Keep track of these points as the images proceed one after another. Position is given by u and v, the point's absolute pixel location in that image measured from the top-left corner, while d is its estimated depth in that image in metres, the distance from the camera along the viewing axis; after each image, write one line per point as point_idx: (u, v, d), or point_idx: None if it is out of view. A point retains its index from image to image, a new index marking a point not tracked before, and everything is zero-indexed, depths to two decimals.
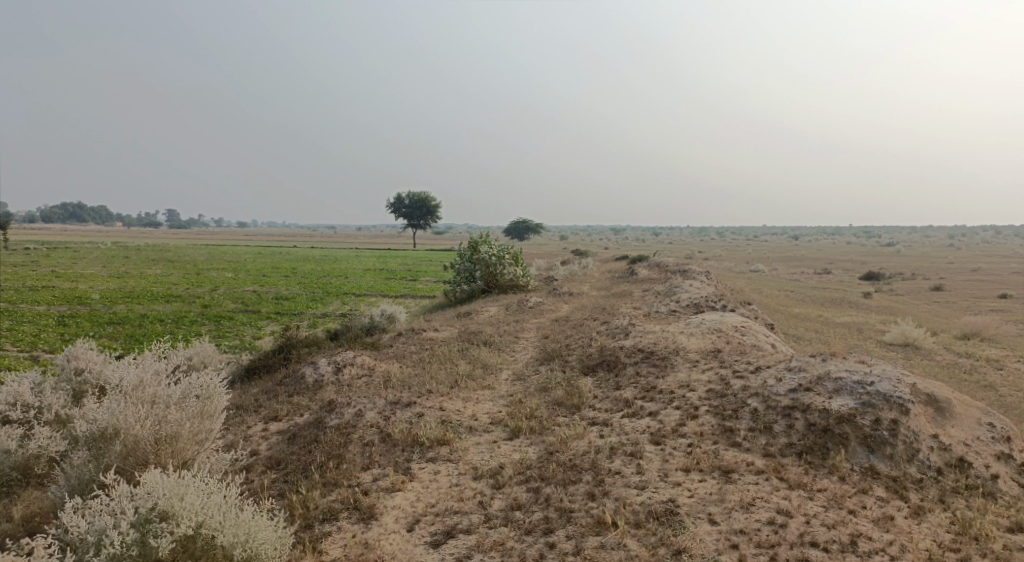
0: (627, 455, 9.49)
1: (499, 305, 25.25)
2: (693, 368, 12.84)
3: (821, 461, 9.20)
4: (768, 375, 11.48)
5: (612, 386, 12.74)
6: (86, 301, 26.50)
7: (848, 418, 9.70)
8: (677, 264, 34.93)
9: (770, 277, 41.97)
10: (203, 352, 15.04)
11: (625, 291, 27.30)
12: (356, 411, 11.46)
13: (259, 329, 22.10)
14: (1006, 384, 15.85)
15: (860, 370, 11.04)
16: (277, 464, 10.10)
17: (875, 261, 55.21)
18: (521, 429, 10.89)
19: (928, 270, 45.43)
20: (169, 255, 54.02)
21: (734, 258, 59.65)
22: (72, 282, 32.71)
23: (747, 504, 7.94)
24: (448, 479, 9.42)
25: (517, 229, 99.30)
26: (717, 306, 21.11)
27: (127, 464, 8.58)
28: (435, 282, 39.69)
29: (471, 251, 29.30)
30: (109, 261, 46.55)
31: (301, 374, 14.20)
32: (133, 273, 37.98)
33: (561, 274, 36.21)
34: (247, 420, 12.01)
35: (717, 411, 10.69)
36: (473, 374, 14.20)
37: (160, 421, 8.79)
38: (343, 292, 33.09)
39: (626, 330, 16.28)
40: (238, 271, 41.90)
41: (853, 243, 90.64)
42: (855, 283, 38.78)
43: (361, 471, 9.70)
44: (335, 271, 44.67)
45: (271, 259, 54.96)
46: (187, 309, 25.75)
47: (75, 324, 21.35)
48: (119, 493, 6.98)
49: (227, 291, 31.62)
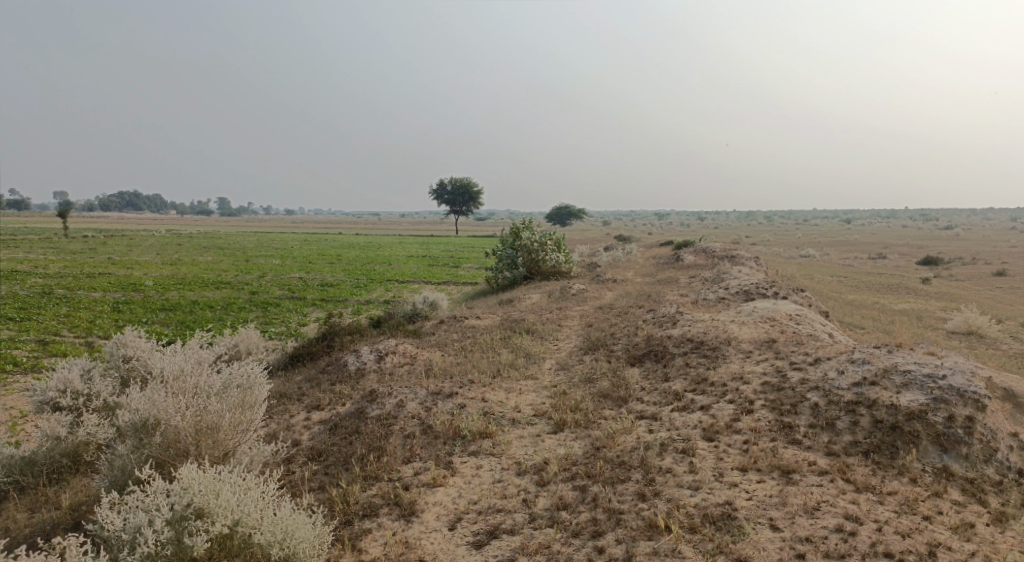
0: (679, 452, 9.02)
1: (541, 292, 24.86)
2: (747, 359, 12.22)
3: (889, 461, 8.55)
4: (828, 368, 10.80)
5: (660, 377, 12.22)
6: (139, 287, 27.04)
7: (918, 415, 8.99)
8: (724, 249, 33.93)
9: (821, 263, 40.52)
10: (247, 340, 15.05)
11: (671, 277, 26.58)
12: (397, 401, 11.24)
13: (304, 316, 22.20)
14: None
15: (929, 362, 10.26)
16: (318, 456, 9.94)
17: (932, 245, 52.99)
18: (566, 422, 10.49)
19: (990, 255, 43.33)
20: (219, 242, 55.13)
21: (782, 243, 57.92)
22: (127, 269, 33.54)
23: (811, 509, 7.42)
24: (491, 475, 9.11)
25: (559, 215, 98.60)
26: (768, 293, 20.27)
27: (167, 456, 8.50)
28: (478, 269, 39.41)
29: (514, 238, 28.90)
30: (164, 248, 47.77)
31: (343, 362, 14.07)
32: (185, 260, 38.77)
33: (604, 260, 35.61)
34: (290, 409, 11.92)
35: (774, 405, 10.09)
36: (516, 364, 13.85)
37: (200, 412, 8.65)
38: (387, 278, 33.09)
39: (673, 318, 15.67)
40: (285, 257, 42.47)
41: (909, 226, 87.17)
42: (911, 269, 37.07)
43: (402, 464, 9.48)
44: (379, 258, 44.92)
45: (317, 245, 55.63)
46: (235, 295, 26.07)
47: (129, 310, 21.74)
48: (155, 490, 6.88)
49: (274, 278, 31.94)
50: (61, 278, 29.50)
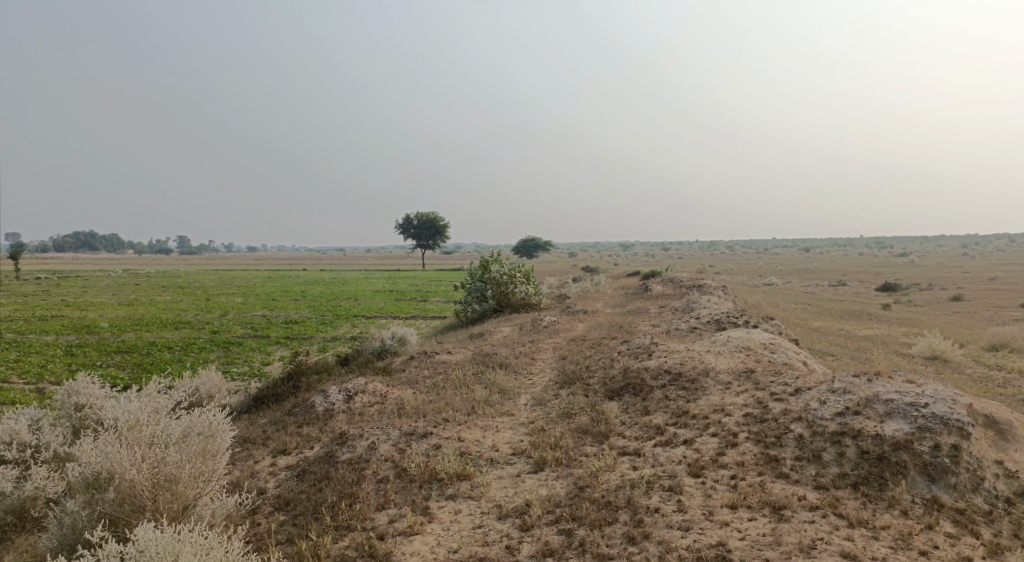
0: (666, 490, 8.76)
1: (512, 325, 24.50)
2: (726, 390, 12.02)
3: (878, 493, 8.38)
4: (810, 397, 10.64)
5: (640, 411, 11.95)
6: (94, 329, 25.95)
7: (904, 444, 8.85)
8: (691, 279, 34.10)
9: (785, 291, 41.03)
10: (208, 383, 14.36)
11: (641, 308, 26.52)
12: (369, 444, 10.73)
13: (268, 355, 21.46)
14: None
15: (910, 390, 10.17)
16: (286, 505, 9.38)
17: (889, 271, 54.19)
18: (546, 461, 10.11)
19: (945, 280, 44.39)
20: (179, 282, 53.70)
21: (746, 272, 58.68)
22: (81, 310, 32.30)
23: (807, 547, 7.36)
24: (471, 520, 8.68)
25: (526, 247, 98.91)
26: (739, 322, 20.25)
27: (121, 513, 7.88)
28: (446, 303, 38.91)
29: (482, 271, 28.59)
30: (120, 288, 46.20)
31: (311, 403, 13.48)
32: (143, 300, 37.51)
33: (573, 292, 35.49)
34: (255, 454, 11.31)
35: (758, 438, 9.88)
36: (490, 400, 13.45)
37: (157, 463, 8.06)
38: (353, 314, 32.42)
39: (648, 349, 15.47)
40: (248, 295, 41.42)
41: (865, 254, 89.35)
42: (873, 295, 37.71)
43: (376, 511, 8.97)
44: (345, 293, 44.16)
45: (281, 282, 54.53)
46: (196, 335, 25.15)
47: (82, 354, 20.76)
48: (107, 553, 6.35)
49: (236, 317, 31.02)
50: (11, 321, 28.21)
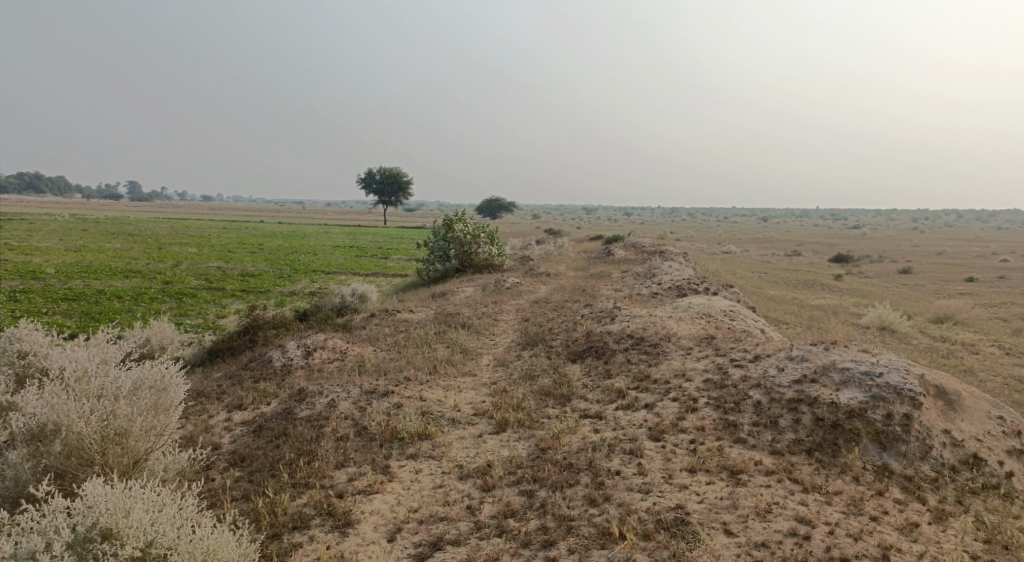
0: (627, 453, 8.86)
1: (475, 285, 24.36)
2: (687, 356, 12.15)
3: (831, 459, 8.61)
4: (768, 365, 10.82)
5: (602, 374, 12.01)
6: (39, 275, 24.90)
7: (858, 412, 9.08)
8: (653, 244, 34.31)
9: (742, 259, 41.71)
10: (161, 334, 13.90)
11: (604, 272, 26.62)
12: (328, 401, 10.55)
13: (224, 308, 20.90)
14: (985, 367, 15.47)
15: (865, 360, 10.41)
16: (242, 461, 9.19)
17: (843, 243, 55.44)
18: (508, 422, 10.09)
19: (895, 253, 45.68)
20: (130, 229, 51.85)
21: (705, 239, 59.46)
22: (26, 255, 30.91)
23: (763, 511, 7.57)
24: (431, 479, 8.63)
25: (489, 208, 98.31)
26: (699, 289, 20.48)
27: (68, 466, 7.58)
28: (407, 261, 38.46)
29: (445, 230, 28.23)
30: (67, 233, 44.32)
31: (268, 357, 13.20)
32: (92, 247, 36.15)
33: (536, 254, 35.42)
34: (209, 409, 11.04)
35: (717, 403, 10.03)
36: (452, 360, 13.35)
37: (107, 417, 7.77)
38: (312, 269, 31.80)
39: (611, 313, 15.53)
40: (203, 246, 40.23)
41: (820, 225, 91.49)
42: (826, 266, 38.59)
43: (334, 469, 8.85)
44: (304, 247, 43.29)
45: (238, 234, 53.09)
46: (147, 285, 24.34)
47: (26, 300, 19.90)
48: (53, 509, 6.11)
49: (190, 267, 30.12)
50: None
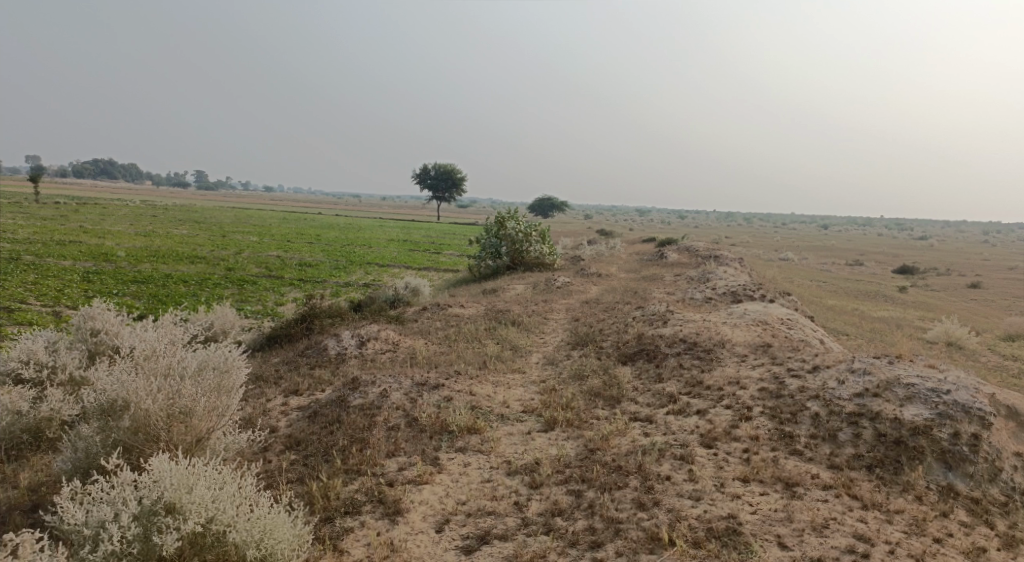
0: (677, 459, 8.75)
1: (526, 283, 24.38)
2: (742, 363, 11.89)
3: (893, 476, 8.31)
4: (827, 376, 10.49)
5: (653, 378, 11.86)
6: (111, 258, 26.07)
7: (923, 430, 8.73)
8: (708, 248, 33.66)
9: (800, 267, 40.56)
10: (223, 318, 14.38)
11: (656, 275, 26.30)
12: (381, 391, 10.72)
13: (282, 296, 21.47)
14: None
15: (932, 376, 9.99)
16: (297, 445, 9.43)
17: (908, 254, 53.33)
18: (557, 421, 10.07)
19: (965, 267, 43.70)
20: (195, 216, 53.75)
21: (761, 246, 58.11)
22: (100, 238, 32.41)
23: (819, 526, 7.36)
24: (480, 474, 8.69)
25: (542, 206, 98.30)
26: (755, 296, 20.01)
27: (136, 441, 7.92)
28: (459, 256, 38.81)
29: (498, 227, 28.35)
30: (138, 219, 46.24)
31: (323, 345, 13.51)
32: (160, 232, 37.70)
33: (588, 255, 35.25)
34: (267, 392, 11.36)
35: (772, 413, 9.79)
36: (502, 356, 13.40)
37: (173, 395, 8.05)
38: (366, 261, 32.40)
39: (664, 316, 15.32)
40: (264, 235, 41.41)
41: (884, 235, 88.17)
42: (888, 277, 37.22)
43: (385, 458, 9.00)
44: (360, 240, 44.12)
45: (297, 225, 54.44)
46: (211, 271, 25.20)
47: (99, 281, 20.85)
48: (122, 481, 6.39)
49: (252, 255, 31.07)
50: (29, 243, 28.34)
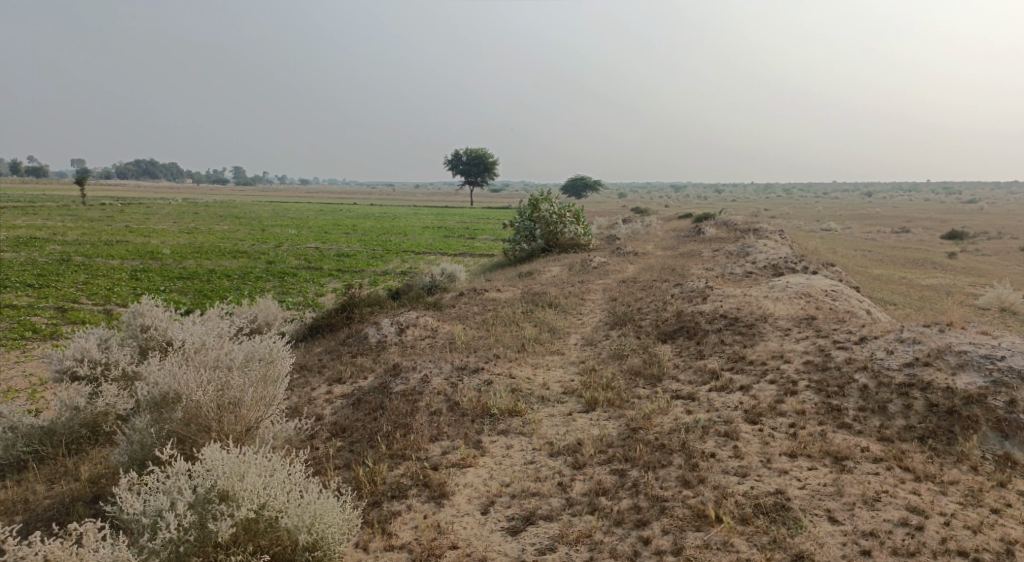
0: (722, 435, 8.66)
1: (561, 265, 24.26)
2: (785, 337, 11.66)
3: (946, 447, 8.08)
4: (875, 347, 10.22)
5: (694, 355, 11.73)
6: (157, 256, 26.78)
7: (977, 399, 8.46)
8: (747, 222, 32.94)
9: (843, 237, 39.45)
10: (266, 311, 14.65)
11: (694, 251, 25.89)
12: (422, 377, 10.83)
13: (322, 287, 21.79)
14: None
15: (985, 342, 9.65)
16: (342, 432, 9.60)
17: (957, 219, 51.35)
18: (598, 401, 10.04)
19: (1018, 229, 41.95)
20: (235, 212, 54.80)
21: (801, 217, 56.72)
22: (145, 237, 33.31)
23: (871, 500, 7.21)
24: (522, 455, 8.73)
25: (575, 187, 97.58)
26: (797, 268, 19.55)
27: (188, 432, 8.15)
28: (494, 241, 38.80)
29: (531, 209, 28.22)
30: (181, 217, 47.29)
31: (364, 334, 13.69)
32: (202, 229, 38.56)
33: (624, 233, 34.89)
34: (312, 382, 11.58)
35: (818, 386, 9.59)
36: (541, 339, 13.40)
37: (222, 386, 8.25)
38: (403, 249, 32.64)
39: (703, 293, 15.09)
40: (302, 228, 42.02)
41: (931, 200, 85.00)
42: (936, 243, 35.98)
43: (429, 442, 9.10)
44: (395, 229, 44.44)
45: (333, 216, 55.13)
46: (252, 265, 25.70)
47: (146, 278, 21.45)
48: (177, 471, 6.60)
49: (291, 248, 31.58)
50: (79, 245, 29.29)
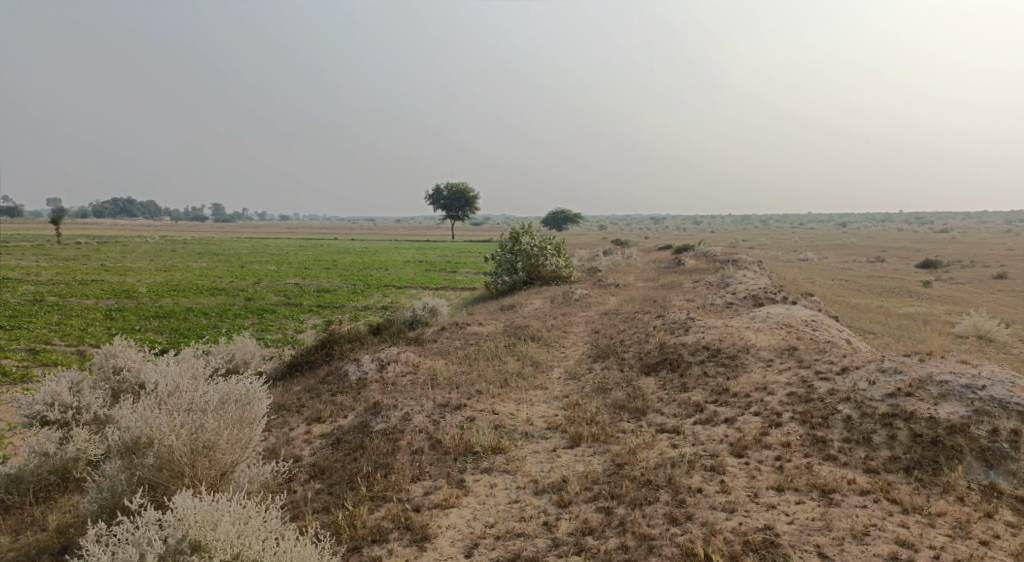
0: (708, 470, 8.56)
1: (543, 298, 24.22)
2: (768, 368, 11.64)
3: (932, 478, 8.05)
4: (858, 377, 10.21)
5: (678, 387, 11.64)
6: (133, 294, 26.34)
7: (960, 428, 8.46)
8: (726, 252, 33.26)
9: (820, 267, 39.93)
10: (243, 349, 14.35)
11: (674, 282, 26.04)
12: (403, 414, 10.63)
13: (301, 323, 21.51)
14: None
15: (965, 371, 9.69)
16: (321, 473, 9.36)
17: (930, 248, 52.43)
18: (582, 436, 9.90)
19: (988, 257, 42.81)
20: (214, 249, 54.33)
21: (778, 247, 57.52)
22: (121, 275, 32.83)
23: (860, 534, 7.14)
24: (506, 494, 8.55)
25: (555, 219, 98.27)
26: (776, 298, 19.68)
27: (160, 478, 7.88)
28: (475, 274, 38.76)
29: (512, 243, 28.25)
30: (158, 255, 46.63)
31: (344, 371, 13.46)
32: (180, 267, 38.10)
33: (605, 265, 35.07)
34: (290, 422, 11.33)
35: (803, 418, 9.54)
36: (524, 373, 13.25)
37: (196, 430, 7.99)
38: (384, 284, 32.45)
39: (685, 324, 15.08)
40: (282, 264, 41.70)
41: (904, 230, 86.59)
42: (912, 272, 36.50)
43: (411, 483, 8.90)
44: (377, 263, 44.23)
45: (314, 251, 54.85)
46: (231, 302, 25.35)
47: (122, 318, 21.07)
48: (147, 520, 6.36)
49: (270, 284, 31.26)
50: (53, 284, 28.79)
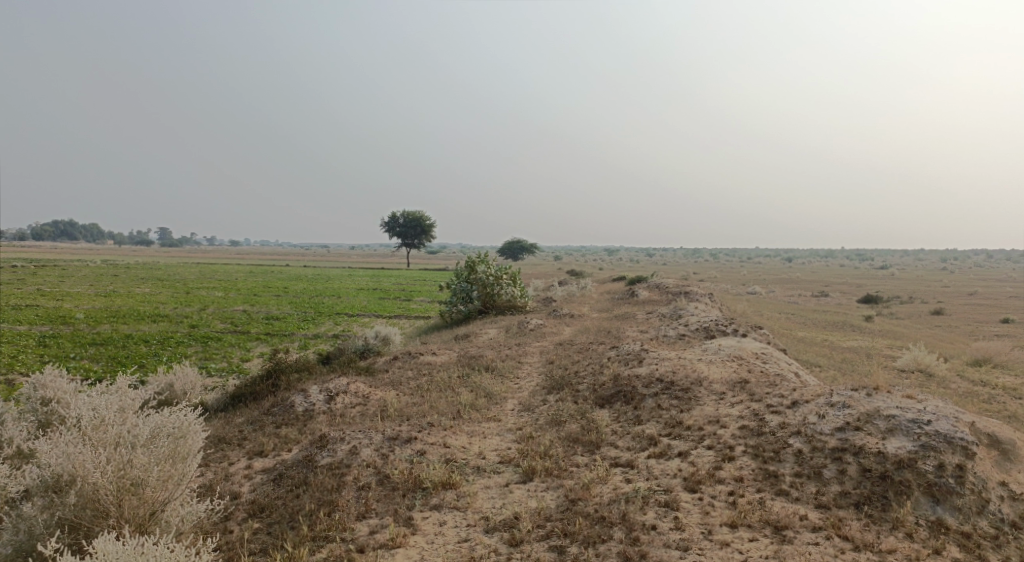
0: (662, 505, 8.44)
1: (498, 327, 24.01)
2: (720, 401, 11.64)
3: (881, 513, 8.09)
4: (807, 411, 10.26)
5: (632, 420, 11.54)
6: (69, 320, 25.10)
7: (908, 463, 8.55)
8: (678, 284, 33.69)
9: (768, 300, 40.81)
10: (183, 379, 13.69)
11: (628, 313, 26.17)
12: (350, 448, 10.20)
13: (248, 352, 20.79)
14: None
15: (911, 406, 9.84)
16: (261, 512, 8.89)
17: (871, 284, 54.30)
18: (535, 470, 9.66)
19: (926, 294, 44.48)
20: (158, 274, 52.44)
21: (728, 280, 58.78)
22: (58, 300, 31.34)
23: None
24: (456, 533, 8.24)
25: (511, 249, 98.36)
26: (727, 330, 19.90)
27: (83, 519, 7.35)
28: (430, 303, 38.36)
29: (468, 271, 28.03)
30: (99, 279, 44.77)
31: (290, 402, 12.93)
32: (121, 292, 36.59)
33: (560, 296, 35.14)
34: (230, 456, 10.79)
35: (755, 452, 9.54)
36: (476, 405, 12.96)
37: (123, 466, 7.51)
38: (336, 312, 31.79)
39: (639, 355, 15.05)
40: (230, 290, 40.55)
41: (845, 267, 89.65)
42: (854, 307, 37.61)
43: (356, 521, 8.52)
44: (329, 291, 43.38)
45: (265, 277, 53.57)
46: (173, 329, 24.38)
47: (56, 345, 20.00)
48: None
49: (217, 311, 30.28)
50: None
